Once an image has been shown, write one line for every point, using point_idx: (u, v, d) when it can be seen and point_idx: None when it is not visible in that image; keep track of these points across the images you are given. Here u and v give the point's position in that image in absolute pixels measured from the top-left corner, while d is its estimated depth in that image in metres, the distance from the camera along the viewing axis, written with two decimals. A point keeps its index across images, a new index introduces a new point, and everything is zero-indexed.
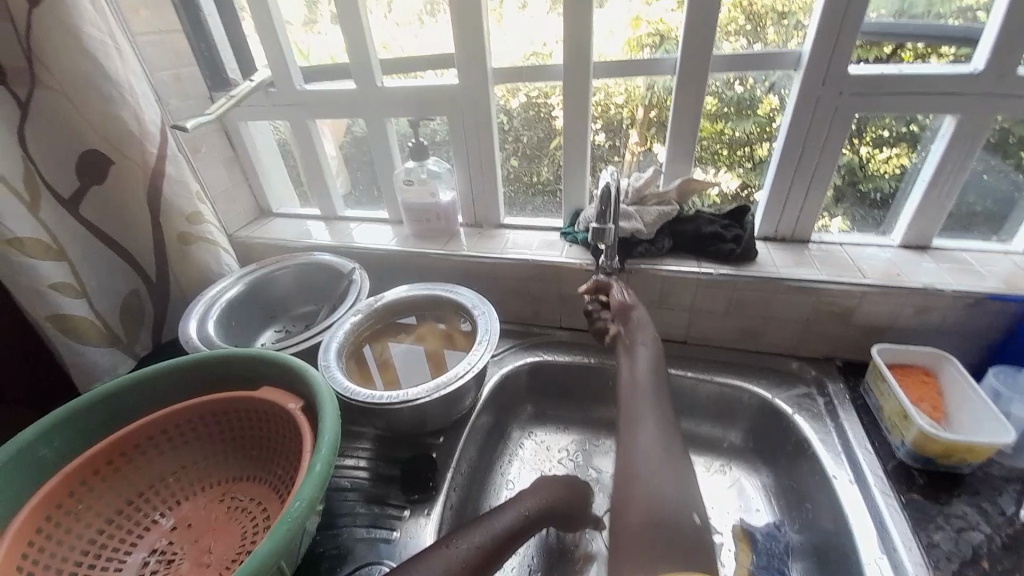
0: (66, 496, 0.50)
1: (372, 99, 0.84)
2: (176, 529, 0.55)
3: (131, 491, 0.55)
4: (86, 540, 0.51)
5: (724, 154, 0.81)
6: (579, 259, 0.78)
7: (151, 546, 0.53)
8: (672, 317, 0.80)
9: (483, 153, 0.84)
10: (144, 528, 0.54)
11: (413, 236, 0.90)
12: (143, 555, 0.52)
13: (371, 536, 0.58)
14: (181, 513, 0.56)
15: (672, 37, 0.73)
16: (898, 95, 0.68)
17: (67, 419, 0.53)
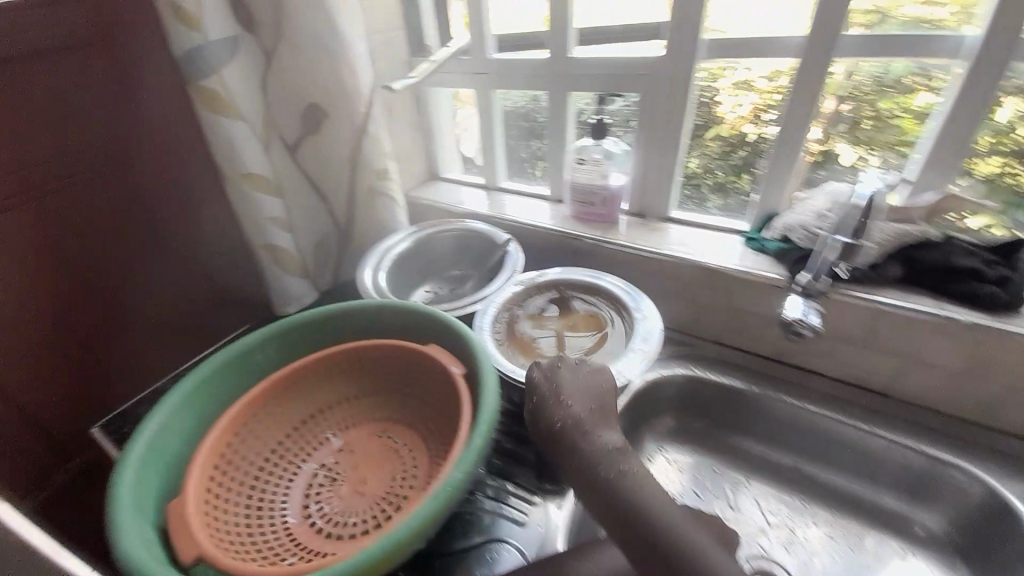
0: (268, 402, 0.59)
1: (560, 70, 0.82)
2: (342, 451, 0.61)
3: (313, 408, 0.62)
4: (274, 442, 0.59)
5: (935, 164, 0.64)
6: (771, 273, 0.66)
7: (319, 461, 0.60)
8: (874, 363, 0.65)
9: (667, 137, 0.77)
10: (318, 443, 0.61)
11: (572, 217, 0.87)
12: (314, 467, 0.59)
13: (499, 511, 0.57)
14: (347, 438, 0.62)
15: (893, 16, 0.61)
16: None
17: (277, 334, 0.63)
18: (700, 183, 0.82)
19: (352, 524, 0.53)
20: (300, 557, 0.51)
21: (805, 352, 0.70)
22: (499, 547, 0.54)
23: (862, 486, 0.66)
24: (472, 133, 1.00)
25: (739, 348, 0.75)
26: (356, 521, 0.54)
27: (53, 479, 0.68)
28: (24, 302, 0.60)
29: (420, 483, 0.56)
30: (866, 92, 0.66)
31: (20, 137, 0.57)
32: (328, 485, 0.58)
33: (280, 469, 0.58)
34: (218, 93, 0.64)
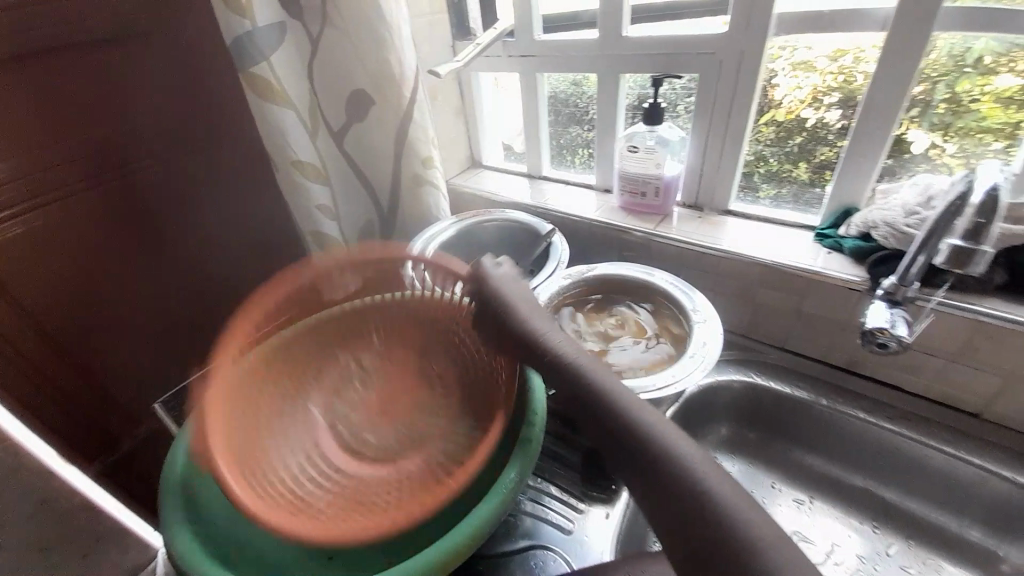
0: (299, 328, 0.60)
1: (613, 52, 0.76)
2: (379, 365, 0.62)
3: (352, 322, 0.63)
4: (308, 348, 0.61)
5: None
6: (846, 275, 0.60)
7: (354, 367, 0.62)
8: (964, 380, 0.58)
9: (730, 125, 0.71)
10: (355, 352, 0.63)
11: (620, 208, 0.82)
12: (350, 375, 0.61)
13: (543, 515, 0.55)
14: (386, 351, 0.63)
15: None
16: None
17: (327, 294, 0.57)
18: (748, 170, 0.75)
19: (370, 442, 0.56)
20: (320, 467, 0.53)
21: (883, 363, 0.63)
22: (540, 554, 0.52)
23: (945, 516, 0.60)
24: (514, 119, 0.97)
25: (806, 356, 0.69)
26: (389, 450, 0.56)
27: (118, 446, 0.73)
28: (89, 286, 0.63)
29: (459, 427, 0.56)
30: (946, 72, 0.58)
31: (80, 126, 0.58)
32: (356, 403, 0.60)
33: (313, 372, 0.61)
34: (267, 81, 0.64)
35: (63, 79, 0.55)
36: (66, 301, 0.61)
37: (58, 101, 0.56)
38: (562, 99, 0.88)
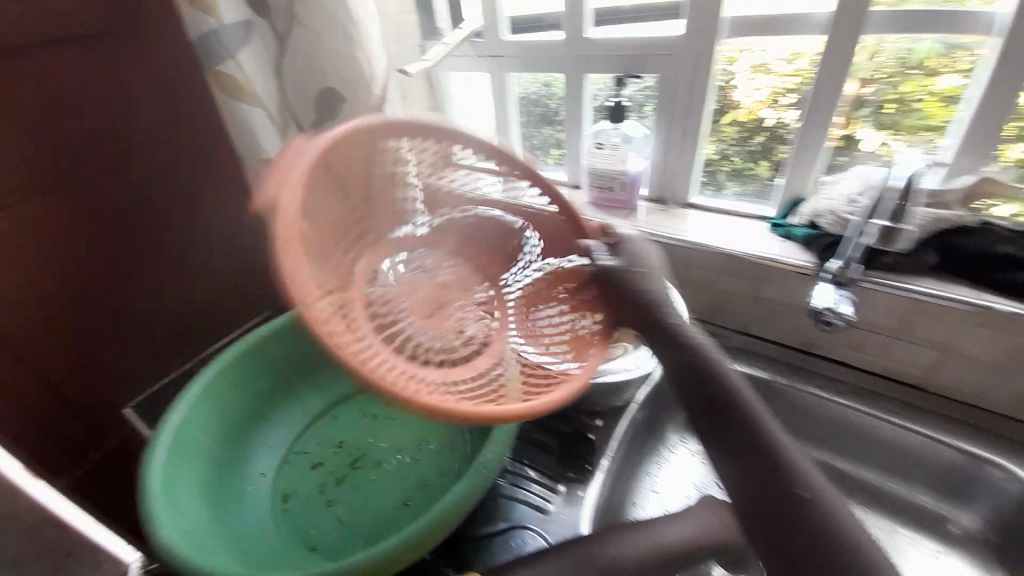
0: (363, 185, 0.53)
1: (577, 52, 0.79)
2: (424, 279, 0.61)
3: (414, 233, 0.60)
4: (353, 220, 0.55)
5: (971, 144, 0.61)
6: (798, 262, 0.65)
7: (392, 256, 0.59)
8: (904, 354, 0.64)
9: (686, 125, 0.75)
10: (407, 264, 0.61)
11: (590, 203, 0.85)
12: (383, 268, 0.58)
13: (524, 498, 0.57)
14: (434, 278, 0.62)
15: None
16: None
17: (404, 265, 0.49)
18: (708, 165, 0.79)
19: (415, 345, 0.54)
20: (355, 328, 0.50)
21: (833, 342, 0.68)
22: (521, 534, 0.54)
23: (896, 482, 0.65)
24: (483, 119, 0.99)
25: (767, 339, 0.73)
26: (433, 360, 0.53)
27: (86, 458, 0.70)
28: (50, 291, 0.61)
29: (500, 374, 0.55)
30: (891, 74, 0.63)
31: (37, 125, 0.56)
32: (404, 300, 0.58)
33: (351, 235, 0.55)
34: (236, 77, 0.64)
35: (26, 76, 0.54)
36: (26, 307, 0.59)
37: (19, 100, 0.54)
38: (530, 99, 0.91)
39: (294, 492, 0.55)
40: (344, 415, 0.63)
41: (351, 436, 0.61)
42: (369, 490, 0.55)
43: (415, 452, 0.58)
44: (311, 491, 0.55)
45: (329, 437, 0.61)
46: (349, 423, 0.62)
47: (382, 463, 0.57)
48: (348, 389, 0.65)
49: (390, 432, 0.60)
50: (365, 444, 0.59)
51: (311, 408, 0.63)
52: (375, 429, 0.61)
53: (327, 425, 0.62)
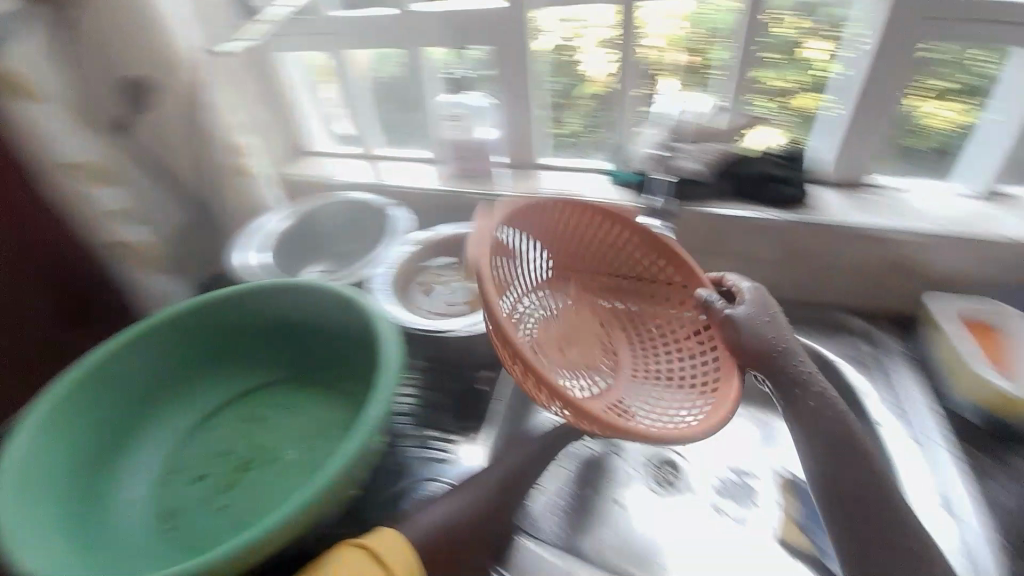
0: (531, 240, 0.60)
1: (410, 27, 0.82)
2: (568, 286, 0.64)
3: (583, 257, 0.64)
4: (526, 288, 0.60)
5: (767, 103, 0.76)
6: (620, 198, 0.76)
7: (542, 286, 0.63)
8: (718, 266, 0.76)
9: (522, 90, 0.81)
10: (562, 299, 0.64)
11: (454, 175, 0.88)
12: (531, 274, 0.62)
13: (425, 455, 0.62)
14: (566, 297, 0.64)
15: None
16: (970, 22, 0.63)
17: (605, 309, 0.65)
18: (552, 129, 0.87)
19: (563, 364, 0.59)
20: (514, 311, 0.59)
21: None
22: (428, 486, 0.59)
23: None
24: (330, 103, 0.98)
25: None
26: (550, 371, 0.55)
27: None
28: None
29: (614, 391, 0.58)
30: (705, 44, 0.75)
31: None
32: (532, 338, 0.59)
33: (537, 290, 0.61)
34: (7, 71, 0.56)
35: None
36: None
37: None
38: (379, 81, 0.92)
39: (180, 508, 0.55)
40: (222, 423, 0.62)
41: (233, 441, 0.60)
42: (260, 485, 0.56)
43: (302, 440, 0.59)
44: (196, 502, 0.55)
45: (210, 448, 0.60)
46: (229, 430, 0.61)
47: (269, 458, 0.58)
48: (223, 396, 0.63)
49: (276, 428, 0.60)
50: (249, 445, 0.59)
51: (185, 422, 0.61)
52: (258, 430, 0.61)
53: (206, 436, 0.61)
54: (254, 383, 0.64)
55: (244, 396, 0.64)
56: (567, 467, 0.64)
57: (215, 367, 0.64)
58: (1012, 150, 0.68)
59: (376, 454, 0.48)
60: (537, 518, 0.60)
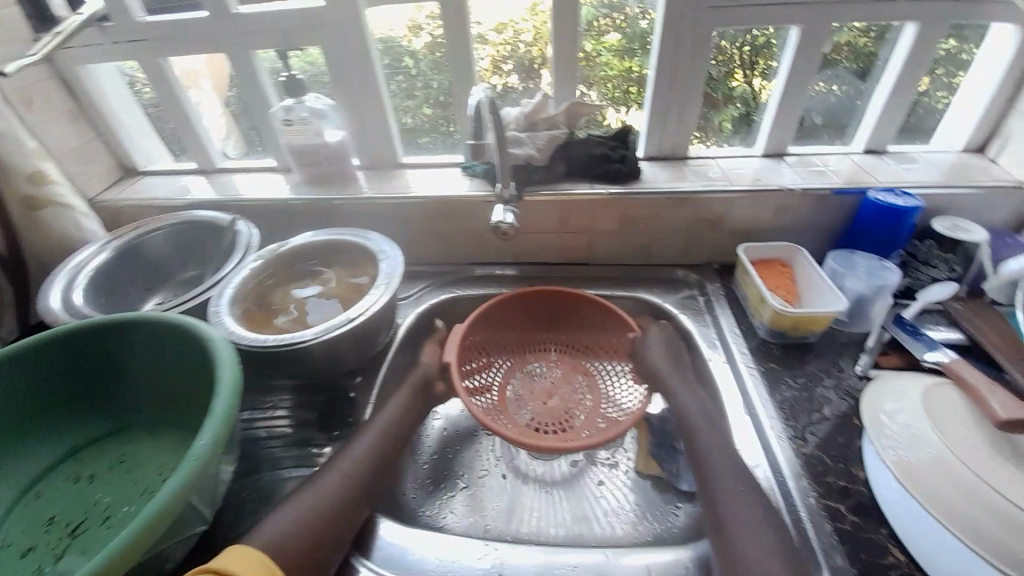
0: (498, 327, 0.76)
1: (229, 30, 0.78)
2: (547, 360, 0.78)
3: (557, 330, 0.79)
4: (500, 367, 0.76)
5: (634, 92, 0.84)
6: (481, 192, 0.79)
7: (526, 364, 0.77)
8: (572, 242, 0.83)
9: (362, 90, 0.81)
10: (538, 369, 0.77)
11: (305, 182, 0.86)
12: (506, 360, 0.77)
13: (293, 475, 0.60)
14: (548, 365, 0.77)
15: None
16: (738, 8, 0.73)
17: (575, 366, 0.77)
18: (406, 127, 0.89)
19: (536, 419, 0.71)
20: (496, 386, 0.75)
21: (531, 248, 0.85)
22: None
23: None
24: (166, 120, 0.93)
25: (488, 262, 0.87)
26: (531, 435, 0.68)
27: None
28: None
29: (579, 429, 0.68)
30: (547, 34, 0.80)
31: None
32: (521, 404, 0.73)
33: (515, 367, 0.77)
34: None
35: None
36: None
37: None
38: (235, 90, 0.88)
39: None
40: (54, 488, 0.59)
41: (70, 504, 0.57)
42: (95, 541, 0.54)
43: (147, 487, 0.58)
44: None
45: (38, 517, 0.56)
46: (59, 494, 0.58)
47: (113, 511, 0.56)
48: (51, 458, 0.60)
49: (117, 484, 0.59)
50: (85, 505, 0.57)
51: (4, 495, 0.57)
52: (95, 486, 0.59)
53: (34, 505, 0.57)
54: (84, 440, 0.63)
55: (71, 456, 0.62)
56: (455, 457, 0.69)
57: (37, 432, 0.60)
58: (784, 113, 0.81)
59: (210, 480, 0.47)
60: (432, 508, 0.63)
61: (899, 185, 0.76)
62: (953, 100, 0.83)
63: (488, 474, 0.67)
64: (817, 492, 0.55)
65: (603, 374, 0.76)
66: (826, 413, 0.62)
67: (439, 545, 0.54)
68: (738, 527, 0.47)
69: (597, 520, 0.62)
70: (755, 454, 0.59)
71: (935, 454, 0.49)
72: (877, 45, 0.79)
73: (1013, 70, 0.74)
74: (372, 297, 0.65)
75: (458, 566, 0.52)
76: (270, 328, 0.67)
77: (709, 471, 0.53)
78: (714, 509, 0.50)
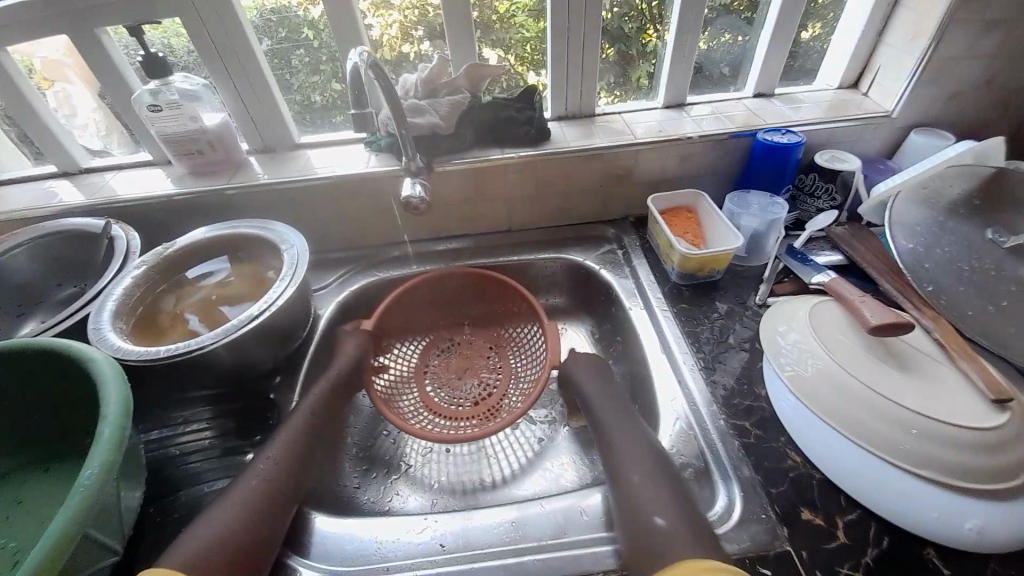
0: (410, 310, 0.77)
1: (65, 4, 0.66)
2: (460, 340, 0.80)
3: (467, 309, 0.80)
4: (414, 351, 0.77)
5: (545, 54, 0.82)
6: (389, 167, 0.75)
7: (439, 345, 0.79)
8: (491, 210, 0.82)
9: (245, 69, 0.73)
10: (451, 348, 0.79)
11: (191, 174, 0.78)
12: (419, 343, 0.78)
13: (216, 488, 0.57)
14: (460, 343, 0.80)
15: None
16: None
17: (489, 339, 0.79)
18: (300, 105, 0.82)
19: (452, 395, 0.73)
20: (411, 367, 0.76)
21: (450, 221, 0.83)
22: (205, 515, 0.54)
23: None
24: (10, 119, 0.79)
25: (407, 240, 0.84)
26: (450, 411, 0.70)
27: None
28: None
29: (494, 398, 0.71)
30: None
31: None
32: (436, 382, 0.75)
33: (430, 350, 0.78)
34: None
35: None
36: None
37: None
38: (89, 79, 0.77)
39: None
40: None
41: None
42: None
43: None
44: None
45: None
46: None
47: (24, 554, 0.51)
48: None
49: (21, 526, 0.53)
50: None
51: None
52: None
53: None
54: None
55: None
56: (394, 440, 0.68)
57: None
58: (681, 63, 0.83)
59: (110, 509, 0.43)
60: (378, 494, 0.62)
61: (787, 124, 0.81)
62: (831, 41, 0.89)
63: (426, 454, 0.67)
64: (725, 414, 0.60)
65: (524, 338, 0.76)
66: (732, 342, 0.68)
67: (381, 528, 0.54)
68: (660, 458, 0.51)
69: (539, 481, 0.64)
70: (671, 390, 0.64)
71: (821, 365, 0.55)
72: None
73: (879, 7, 0.80)
74: (275, 291, 0.61)
75: (399, 544, 0.52)
76: (168, 338, 0.62)
77: (628, 415, 0.56)
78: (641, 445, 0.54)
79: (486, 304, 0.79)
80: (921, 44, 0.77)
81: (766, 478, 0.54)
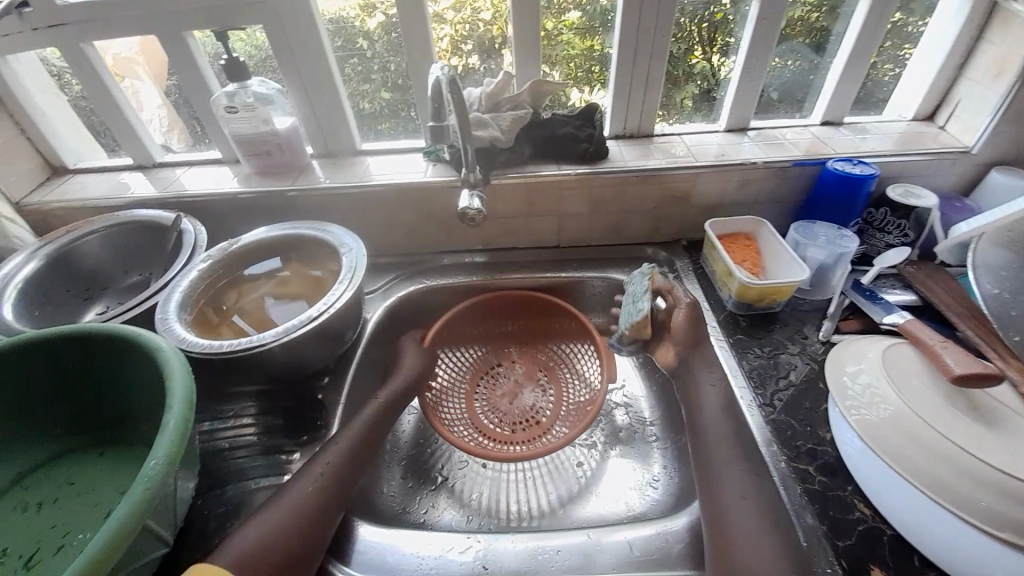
0: (462, 322, 0.77)
1: (159, 10, 0.71)
2: (507, 355, 0.80)
3: (511, 323, 0.80)
4: (463, 361, 0.77)
5: (598, 73, 0.82)
6: (445, 177, 0.76)
7: (488, 357, 0.79)
8: (543, 225, 0.82)
9: (317, 76, 0.76)
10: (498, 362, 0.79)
11: (256, 174, 0.81)
12: (469, 353, 0.78)
13: (260, 486, 0.57)
14: (506, 359, 0.79)
15: None
16: None
17: (533, 356, 0.79)
18: (364, 113, 0.85)
19: (498, 411, 0.72)
20: (459, 378, 0.76)
21: (500, 233, 0.83)
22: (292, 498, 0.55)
23: None
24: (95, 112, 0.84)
25: (456, 249, 0.85)
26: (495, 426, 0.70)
27: None
28: None
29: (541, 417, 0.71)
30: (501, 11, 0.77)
31: None
32: (484, 396, 0.75)
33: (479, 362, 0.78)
34: None
35: None
36: None
37: None
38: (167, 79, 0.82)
39: None
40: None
41: (16, 536, 0.52)
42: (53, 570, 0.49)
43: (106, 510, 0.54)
44: None
45: None
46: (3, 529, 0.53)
47: (71, 539, 0.52)
48: None
49: (71, 509, 0.54)
50: (37, 534, 0.52)
51: None
52: (46, 513, 0.54)
53: None
54: (31, 466, 0.58)
55: (16, 485, 0.56)
56: (435, 453, 0.68)
57: None
58: (746, 87, 0.81)
59: (168, 499, 0.44)
60: (417, 507, 0.62)
61: (857, 155, 0.78)
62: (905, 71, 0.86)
63: (466, 470, 0.66)
64: (786, 456, 0.56)
65: (574, 361, 0.77)
66: (792, 379, 0.64)
67: (423, 543, 0.53)
68: (726, 499, 0.48)
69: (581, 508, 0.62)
70: None
71: (895, 412, 0.51)
72: (830, 20, 0.79)
73: (963, 38, 0.76)
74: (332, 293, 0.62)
75: (440, 561, 0.51)
76: (227, 332, 0.63)
77: None
78: (706, 481, 0.51)
79: (531, 319, 0.79)
80: (1009, 79, 0.73)
81: (832, 529, 0.50)
